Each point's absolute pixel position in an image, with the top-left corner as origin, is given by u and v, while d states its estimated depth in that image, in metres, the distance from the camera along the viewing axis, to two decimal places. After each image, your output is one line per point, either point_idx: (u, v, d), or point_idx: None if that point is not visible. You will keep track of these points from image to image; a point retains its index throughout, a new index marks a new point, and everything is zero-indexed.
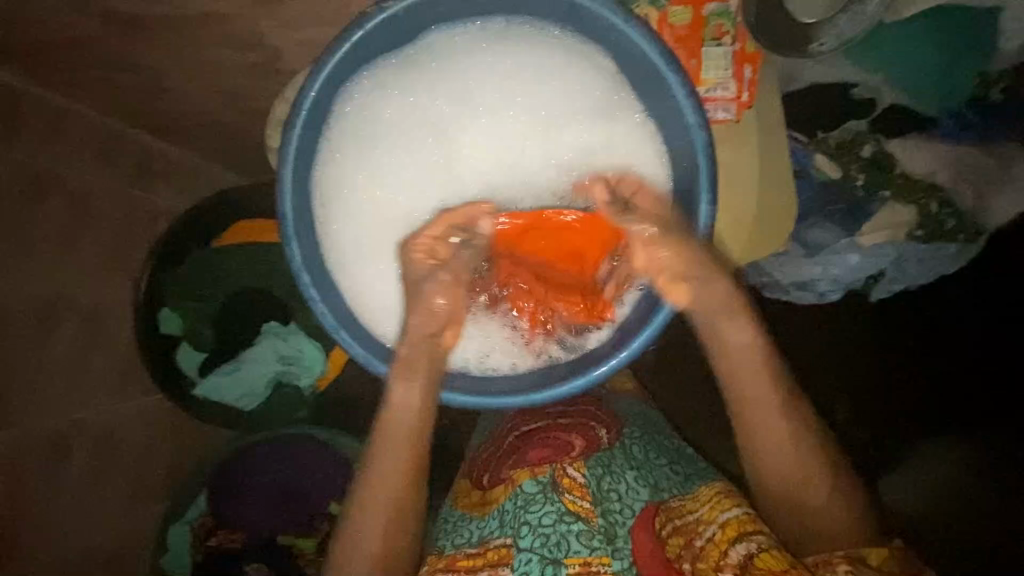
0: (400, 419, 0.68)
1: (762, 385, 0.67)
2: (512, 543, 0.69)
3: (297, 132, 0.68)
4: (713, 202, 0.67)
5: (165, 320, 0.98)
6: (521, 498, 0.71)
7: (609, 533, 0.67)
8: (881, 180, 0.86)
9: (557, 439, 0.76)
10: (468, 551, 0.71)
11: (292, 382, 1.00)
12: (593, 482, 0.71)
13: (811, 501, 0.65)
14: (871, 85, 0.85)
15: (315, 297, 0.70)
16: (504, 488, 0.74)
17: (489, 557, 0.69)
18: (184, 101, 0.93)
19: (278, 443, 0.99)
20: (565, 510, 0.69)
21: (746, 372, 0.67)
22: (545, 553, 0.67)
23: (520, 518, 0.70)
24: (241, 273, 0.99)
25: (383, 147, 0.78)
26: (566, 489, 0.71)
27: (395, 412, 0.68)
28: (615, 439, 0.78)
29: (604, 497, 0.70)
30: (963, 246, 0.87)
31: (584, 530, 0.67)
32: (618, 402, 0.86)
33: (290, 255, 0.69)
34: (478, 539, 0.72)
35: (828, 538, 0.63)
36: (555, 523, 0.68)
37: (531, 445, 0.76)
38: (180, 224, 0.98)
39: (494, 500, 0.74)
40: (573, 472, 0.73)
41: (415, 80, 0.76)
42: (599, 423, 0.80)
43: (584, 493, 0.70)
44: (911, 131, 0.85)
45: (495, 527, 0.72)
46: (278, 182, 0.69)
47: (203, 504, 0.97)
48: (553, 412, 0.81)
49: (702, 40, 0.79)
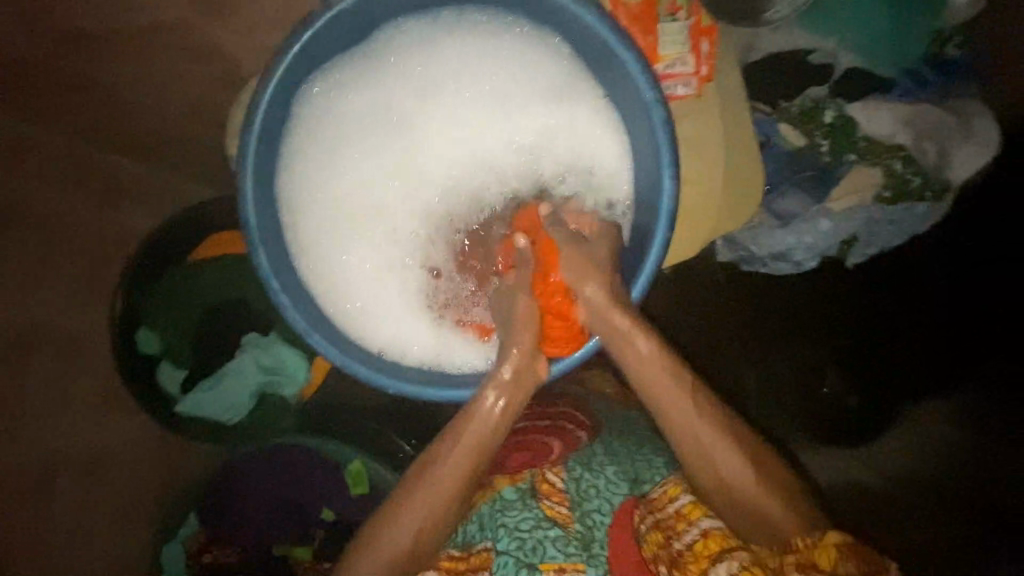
0: (479, 423, 0.65)
1: (690, 412, 0.62)
2: (492, 547, 0.71)
3: (255, 137, 0.67)
4: (676, 174, 0.66)
5: (144, 340, 0.96)
6: (499, 503, 0.73)
7: (585, 539, 0.70)
8: (846, 143, 0.86)
9: (537, 443, 0.78)
10: (451, 553, 0.72)
11: (275, 392, 0.98)
12: (571, 486, 0.73)
13: (758, 504, 0.59)
14: (826, 50, 0.85)
15: (285, 302, 0.69)
16: (481, 492, 0.75)
17: (472, 563, 0.71)
18: (141, 117, 0.90)
19: (263, 455, 0.96)
20: (542, 516, 0.71)
21: (663, 400, 0.63)
22: (520, 556, 0.69)
23: (498, 520, 0.72)
24: (217, 287, 0.98)
25: (345, 147, 0.77)
26: (544, 495, 0.73)
27: (476, 419, 0.65)
28: (594, 439, 0.79)
29: (582, 499, 0.72)
30: (931, 204, 0.89)
31: (560, 536, 0.70)
32: (598, 404, 0.88)
33: (256, 262, 0.68)
34: (463, 543, 0.74)
35: (779, 533, 0.59)
36: (533, 529, 0.70)
37: (510, 451, 0.77)
38: (148, 241, 0.95)
39: (473, 505, 0.75)
40: (553, 477, 0.74)
41: (372, 77, 0.76)
42: (577, 424, 0.81)
43: (562, 498, 0.73)
44: (871, 93, 0.85)
45: (476, 532, 0.73)
46: (239, 190, 0.68)
47: (195, 521, 0.95)
48: (532, 415, 0.82)
49: (657, 18, 0.79)
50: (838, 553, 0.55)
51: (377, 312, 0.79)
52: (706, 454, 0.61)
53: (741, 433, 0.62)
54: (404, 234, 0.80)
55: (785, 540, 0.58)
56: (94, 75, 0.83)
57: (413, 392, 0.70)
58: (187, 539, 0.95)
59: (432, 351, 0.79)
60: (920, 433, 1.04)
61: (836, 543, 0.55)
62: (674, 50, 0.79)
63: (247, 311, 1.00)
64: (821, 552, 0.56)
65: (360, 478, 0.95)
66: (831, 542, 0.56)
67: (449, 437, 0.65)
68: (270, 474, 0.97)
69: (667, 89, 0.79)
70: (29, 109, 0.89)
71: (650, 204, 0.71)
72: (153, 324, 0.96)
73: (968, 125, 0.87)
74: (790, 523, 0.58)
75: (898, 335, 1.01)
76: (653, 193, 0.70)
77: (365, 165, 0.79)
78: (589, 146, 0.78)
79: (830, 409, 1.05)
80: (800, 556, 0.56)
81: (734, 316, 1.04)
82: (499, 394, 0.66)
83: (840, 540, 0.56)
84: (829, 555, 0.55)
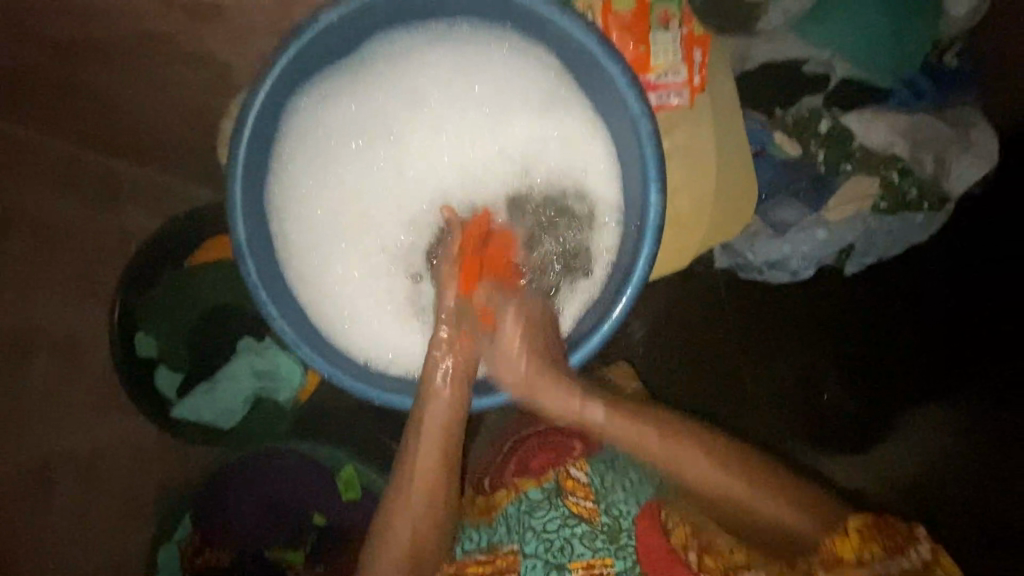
0: (439, 409, 0.67)
1: (662, 443, 0.63)
2: (518, 549, 0.69)
3: (244, 148, 0.68)
4: (662, 190, 0.67)
5: (142, 344, 0.98)
6: (525, 503, 0.72)
7: (613, 532, 0.68)
8: (841, 154, 0.85)
9: (560, 442, 0.77)
10: (477, 557, 0.70)
11: (271, 396, 0.99)
12: (595, 480, 0.72)
13: (771, 514, 0.59)
14: (821, 60, 0.84)
15: (273, 313, 0.70)
16: (508, 491, 0.75)
17: (497, 563, 0.69)
18: (142, 122, 0.91)
19: (262, 459, 0.98)
20: (569, 513, 0.70)
21: (624, 431, 0.65)
22: (549, 558, 0.68)
23: (525, 522, 0.70)
24: (213, 290, 1.00)
25: (334, 158, 0.78)
26: (569, 491, 0.72)
27: (433, 403, 0.68)
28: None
29: (608, 492, 0.71)
30: (930, 214, 0.88)
31: (587, 532, 0.68)
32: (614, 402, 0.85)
33: (245, 273, 0.69)
34: (487, 545, 0.71)
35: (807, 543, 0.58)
36: (560, 528, 0.69)
37: (532, 450, 0.77)
38: (148, 246, 0.97)
39: (500, 505, 0.74)
40: (576, 473, 0.73)
41: (361, 88, 0.76)
42: None
43: (587, 493, 0.71)
44: (868, 102, 0.85)
45: (503, 534, 0.71)
46: (227, 200, 0.68)
47: (190, 525, 0.96)
48: (553, 413, 0.82)
49: (649, 27, 0.78)
50: (862, 536, 0.56)
51: (366, 321, 0.80)
52: (691, 480, 0.62)
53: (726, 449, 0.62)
54: (391, 244, 0.81)
55: (810, 540, 0.58)
56: (91, 81, 0.83)
57: (398, 402, 0.71)
58: (182, 542, 0.96)
59: (418, 360, 0.79)
60: (917, 438, 1.01)
61: (857, 534, 0.56)
62: (667, 60, 0.78)
63: (243, 316, 1.01)
64: (844, 541, 0.56)
65: (352, 484, 0.96)
66: (853, 525, 0.57)
67: (414, 436, 0.67)
68: (267, 479, 0.98)
69: (659, 99, 0.79)
70: (38, 119, 0.91)
71: (636, 217, 0.71)
72: (151, 328, 0.98)
73: (966, 136, 0.86)
74: (813, 526, 0.58)
75: (895, 343, 1.00)
76: (640, 206, 0.70)
77: (352, 176, 0.79)
78: (576, 158, 0.78)
79: (831, 417, 1.03)
80: (827, 556, 0.56)
81: (731, 321, 1.03)
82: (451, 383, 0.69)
83: (860, 523, 0.57)
84: (852, 539, 0.56)
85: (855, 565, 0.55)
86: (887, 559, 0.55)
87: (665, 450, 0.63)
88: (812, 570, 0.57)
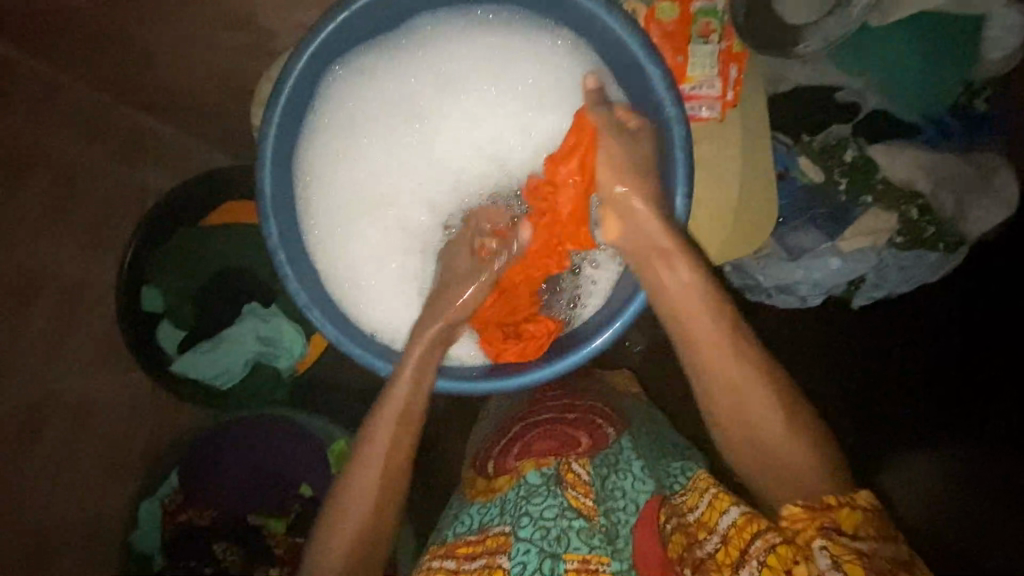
0: (401, 399, 0.66)
1: (712, 332, 0.59)
2: (511, 532, 0.68)
3: (280, 110, 0.69)
4: (689, 195, 0.67)
5: (147, 297, 0.99)
6: (524, 489, 0.71)
7: (609, 533, 0.66)
8: (864, 184, 0.86)
9: (564, 434, 0.75)
10: (468, 538, 0.71)
11: (269, 363, 1.00)
12: (597, 479, 0.71)
13: (792, 463, 0.57)
14: (854, 89, 0.85)
15: (290, 278, 0.70)
16: (509, 478, 0.74)
17: (486, 544, 0.69)
18: (176, 77, 0.92)
19: (254, 425, 0.98)
20: (567, 505, 0.69)
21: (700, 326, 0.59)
22: (544, 546, 0.66)
23: (522, 508, 0.69)
24: (222, 254, 1.01)
25: (364, 129, 0.79)
26: (569, 485, 0.70)
27: (396, 395, 0.66)
28: (621, 433, 0.77)
29: (607, 496, 0.70)
30: (944, 254, 0.88)
31: (585, 528, 0.67)
32: (623, 402, 0.85)
33: (266, 232, 0.70)
34: (477, 526, 0.71)
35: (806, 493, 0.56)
36: (557, 518, 0.68)
37: (535, 436, 0.76)
38: (164, 199, 0.96)
39: (499, 489, 0.74)
40: (578, 468, 0.72)
41: (399, 64, 0.77)
42: (606, 419, 0.78)
43: (587, 490, 0.70)
44: (894, 137, 0.86)
45: (495, 515, 0.71)
46: (258, 159, 0.69)
47: (175, 481, 0.97)
48: (561, 404, 0.80)
49: (689, 38, 0.79)
50: (861, 515, 0.54)
51: (376, 293, 0.80)
52: (725, 392, 0.59)
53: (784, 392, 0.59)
54: (411, 221, 0.81)
55: (816, 497, 0.55)
56: (131, 33, 0.84)
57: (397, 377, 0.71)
58: (164, 499, 0.96)
59: None
60: (912, 481, 1.00)
61: (856, 507, 0.54)
62: (703, 72, 0.79)
63: (249, 281, 1.02)
64: (848, 512, 0.54)
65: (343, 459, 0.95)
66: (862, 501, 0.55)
67: (372, 420, 0.66)
68: (254, 443, 0.98)
69: (690, 110, 0.80)
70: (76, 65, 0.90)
71: None
72: (159, 283, 0.99)
73: (988, 181, 0.87)
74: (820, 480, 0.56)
75: (894, 381, 1.01)
76: None
77: (382, 148, 0.80)
78: None
79: None
80: (831, 515, 0.54)
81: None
82: (416, 367, 0.68)
83: (867, 504, 0.55)
84: (853, 513, 0.54)
85: (844, 534, 0.53)
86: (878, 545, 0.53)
87: (711, 345, 0.59)
88: (804, 517, 0.54)
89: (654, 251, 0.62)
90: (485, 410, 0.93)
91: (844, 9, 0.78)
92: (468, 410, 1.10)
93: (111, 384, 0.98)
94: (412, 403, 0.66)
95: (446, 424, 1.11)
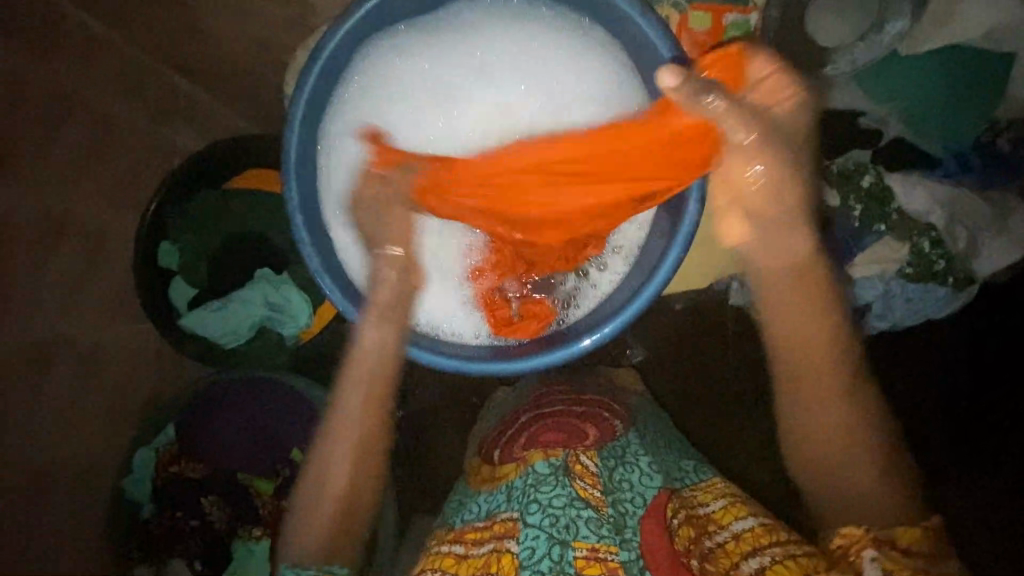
0: (370, 357, 0.67)
1: (824, 369, 0.63)
2: (519, 519, 0.67)
3: (313, 78, 0.72)
4: (702, 200, 0.71)
5: (164, 253, 1.01)
6: (532, 477, 0.70)
7: (618, 523, 0.66)
8: (878, 213, 0.86)
9: (572, 426, 0.76)
10: (476, 524, 0.71)
11: (276, 328, 1.02)
12: (605, 471, 0.71)
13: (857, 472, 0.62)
14: (878, 116, 0.87)
15: (305, 244, 0.73)
16: (516, 466, 0.73)
17: (494, 530, 0.68)
18: (214, 46, 0.99)
19: (252, 382, 0.98)
20: (576, 495, 0.68)
21: (807, 365, 0.63)
22: (553, 533, 0.65)
23: (531, 495, 0.68)
24: (243, 217, 1.03)
25: (394, 103, 0.80)
26: (577, 475, 0.70)
27: (362, 354, 0.68)
28: (628, 428, 0.79)
29: (615, 488, 0.70)
30: (954, 290, 0.88)
31: (593, 517, 0.66)
32: (627, 396, 0.90)
33: (287, 196, 0.73)
34: (485, 513, 0.71)
35: (874, 520, 0.60)
36: (566, 506, 0.67)
37: (542, 429, 0.76)
38: (193, 162, 1.00)
39: (504, 477, 0.73)
40: (587, 460, 0.72)
41: (434, 43, 0.79)
42: (612, 413, 0.80)
43: (595, 482, 0.70)
44: (912, 168, 0.87)
45: (502, 502, 0.70)
46: (287, 125, 0.73)
47: (172, 433, 0.99)
48: (566, 397, 0.82)
49: (719, 50, 0.82)
50: (916, 534, 0.59)
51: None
52: (814, 414, 0.64)
53: (858, 412, 0.63)
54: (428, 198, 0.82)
55: (877, 521, 0.60)
56: None
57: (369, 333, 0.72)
58: (160, 449, 0.99)
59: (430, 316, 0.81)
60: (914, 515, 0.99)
61: (915, 528, 0.59)
62: None
63: (265, 247, 1.04)
64: (908, 531, 0.59)
65: None
66: (923, 523, 0.59)
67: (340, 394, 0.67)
68: (249, 404, 0.99)
69: None
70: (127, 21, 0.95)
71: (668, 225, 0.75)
72: (176, 241, 1.01)
73: (1005, 220, 0.86)
74: (888, 506, 0.61)
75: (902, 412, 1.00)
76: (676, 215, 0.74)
77: (406, 123, 0.80)
78: None
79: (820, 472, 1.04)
80: (892, 534, 0.58)
81: (719, 354, 1.07)
82: (376, 324, 0.69)
83: (927, 525, 0.60)
84: (912, 531, 0.58)
85: (900, 551, 0.57)
86: (932, 562, 0.57)
87: (818, 382, 0.63)
88: (858, 535, 0.58)
89: (803, 273, 0.63)
90: (489, 408, 0.96)
91: (874, 36, 0.82)
92: (468, 398, 1.12)
93: (122, 330, 1.01)
94: (379, 358, 0.68)
95: (445, 409, 1.12)
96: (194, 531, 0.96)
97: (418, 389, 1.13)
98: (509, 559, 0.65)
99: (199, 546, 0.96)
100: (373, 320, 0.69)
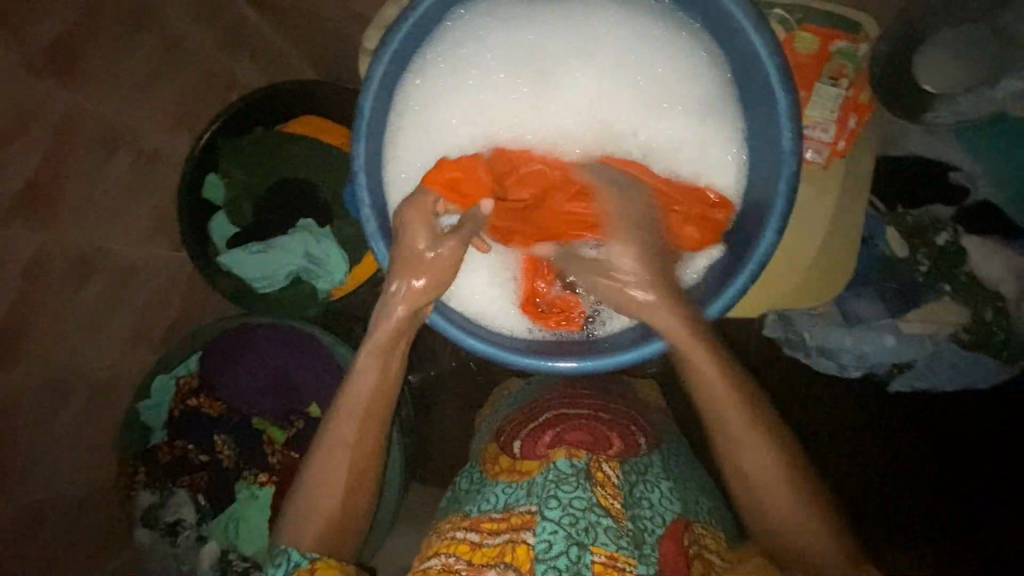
0: (366, 385, 0.67)
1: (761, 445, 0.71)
2: (537, 511, 0.66)
3: (403, 33, 0.69)
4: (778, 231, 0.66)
5: (210, 186, 1.00)
6: (553, 474, 0.69)
7: (637, 538, 0.66)
8: (946, 272, 0.83)
9: (598, 431, 0.75)
10: (493, 515, 0.70)
11: (309, 280, 1.01)
12: (626, 484, 0.70)
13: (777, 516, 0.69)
14: (970, 172, 0.84)
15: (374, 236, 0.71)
16: (540, 463, 0.72)
17: (512, 522, 0.67)
18: None
19: (279, 326, 0.98)
20: (596, 502, 0.66)
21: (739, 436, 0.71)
22: (571, 532, 0.64)
23: (550, 490, 0.67)
24: (297, 162, 1.01)
25: (476, 73, 0.78)
26: (598, 482, 0.69)
27: (354, 389, 0.68)
28: (651, 448, 0.79)
29: (635, 503, 0.69)
30: (1003, 364, 0.84)
31: (612, 527, 0.65)
32: (650, 410, 0.89)
33: (354, 150, 0.70)
34: (502, 506, 0.71)
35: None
36: (585, 510, 0.65)
37: (569, 428, 0.75)
38: (254, 98, 0.98)
39: (527, 472, 0.72)
40: (608, 469, 0.71)
41: (529, 21, 0.78)
42: (641, 429, 0.80)
43: (616, 493, 0.69)
44: (991, 234, 0.83)
45: (522, 496, 0.70)
46: (365, 78, 0.70)
47: (194, 364, 1.00)
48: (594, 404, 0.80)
49: (818, 76, 0.78)
50: None
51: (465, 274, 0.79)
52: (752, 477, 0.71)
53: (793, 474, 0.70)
54: None
55: None
56: None
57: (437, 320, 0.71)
58: (180, 378, 0.99)
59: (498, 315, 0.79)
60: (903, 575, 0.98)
61: None
62: (821, 115, 0.77)
63: (314, 196, 1.02)
64: None
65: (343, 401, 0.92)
66: None
67: (331, 422, 0.67)
68: (275, 351, 0.98)
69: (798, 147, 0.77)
70: None
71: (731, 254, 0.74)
72: (223, 175, 1.00)
73: None
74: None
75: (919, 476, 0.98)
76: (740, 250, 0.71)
77: (484, 94, 0.79)
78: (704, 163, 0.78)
79: None
80: None
81: None
82: (374, 350, 0.68)
83: None
84: None
85: None
86: None
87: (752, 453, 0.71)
88: None
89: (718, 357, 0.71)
90: (504, 397, 0.94)
91: (984, 91, 0.78)
92: (478, 377, 1.13)
93: (158, 253, 0.99)
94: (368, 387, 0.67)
95: (452, 382, 1.14)
96: (202, 466, 0.98)
97: (431, 359, 1.14)
98: (525, 550, 0.65)
99: (203, 483, 0.98)
100: (367, 352, 0.68)
